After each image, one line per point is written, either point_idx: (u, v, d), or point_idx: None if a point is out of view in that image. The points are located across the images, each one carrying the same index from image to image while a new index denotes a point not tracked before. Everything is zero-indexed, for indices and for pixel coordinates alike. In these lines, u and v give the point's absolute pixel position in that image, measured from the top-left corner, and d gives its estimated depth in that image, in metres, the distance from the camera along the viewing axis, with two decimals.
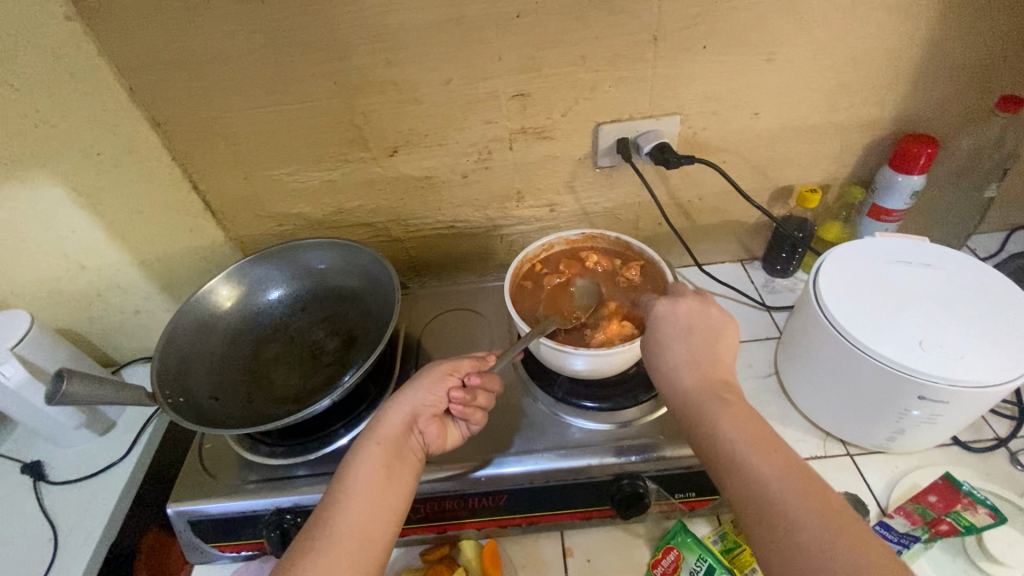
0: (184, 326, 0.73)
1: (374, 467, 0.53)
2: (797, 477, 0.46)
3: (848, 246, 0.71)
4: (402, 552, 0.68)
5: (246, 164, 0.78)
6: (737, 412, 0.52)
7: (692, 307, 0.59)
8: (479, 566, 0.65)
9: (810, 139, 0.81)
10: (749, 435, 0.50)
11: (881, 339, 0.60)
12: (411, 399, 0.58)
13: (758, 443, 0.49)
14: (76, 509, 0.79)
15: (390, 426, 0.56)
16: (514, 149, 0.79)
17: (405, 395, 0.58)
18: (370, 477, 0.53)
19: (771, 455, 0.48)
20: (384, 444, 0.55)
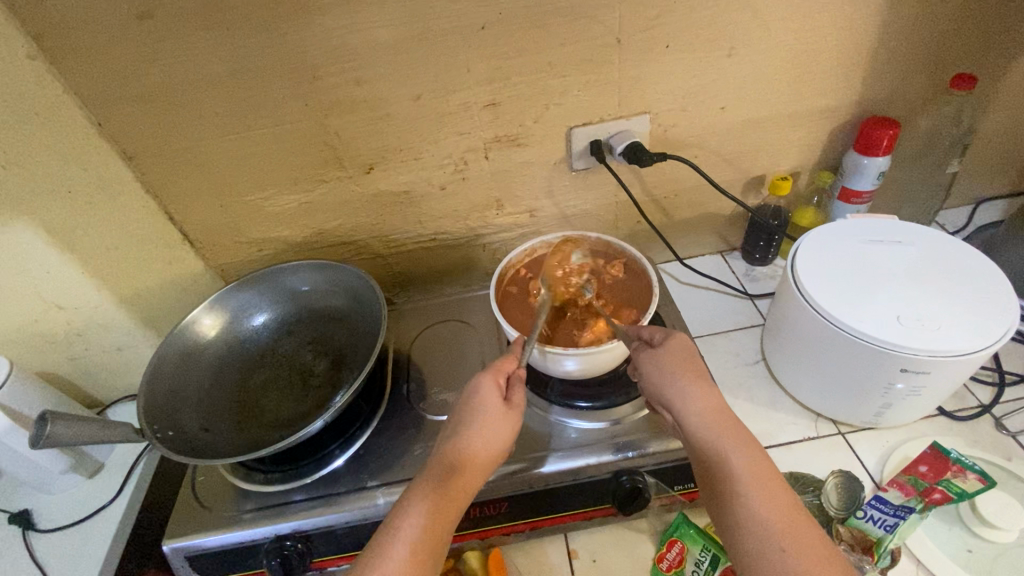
0: (170, 358, 0.72)
1: (436, 532, 0.50)
2: (801, 535, 0.47)
3: (821, 229, 0.73)
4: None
5: (222, 192, 0.78)
6: (742, 446, 0.52)
7: (680, 346, 0.59)
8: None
9: (776, 129, 0.84)
10: (762, 482, 0.50)
11: (860, 316, 0.62)
12: (482, 456, 0.54)
13: (769, 488, 0.49)
14: (69, 554, 0.78)
15: (454, 482, 0.53)
16: (489, 158, 0.80)
17: (473, 445, 0.54)
18: (432, 543, 0.50)
19: (777, 499, 0.49)
20: (448, 505, 0.52)
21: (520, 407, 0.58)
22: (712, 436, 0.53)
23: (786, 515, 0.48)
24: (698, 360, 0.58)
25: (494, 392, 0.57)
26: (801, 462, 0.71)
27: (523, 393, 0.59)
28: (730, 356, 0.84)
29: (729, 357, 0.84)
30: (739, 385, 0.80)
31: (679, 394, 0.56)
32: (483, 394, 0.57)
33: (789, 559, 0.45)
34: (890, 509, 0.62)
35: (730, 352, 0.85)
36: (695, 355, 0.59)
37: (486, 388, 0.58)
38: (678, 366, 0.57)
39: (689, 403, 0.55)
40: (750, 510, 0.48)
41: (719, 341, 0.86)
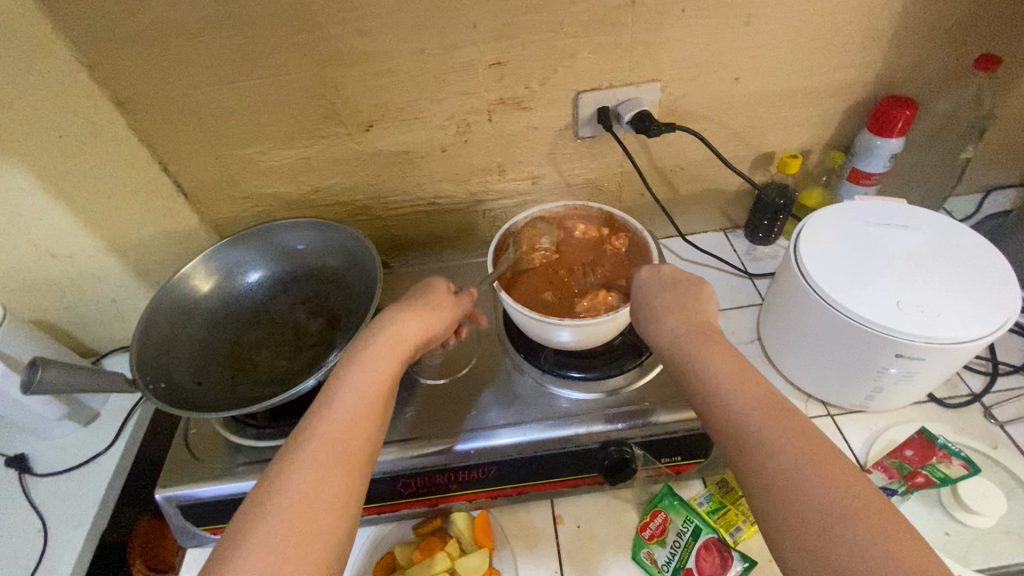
0: (163, 310, 0.71)
1: (384, 371, 0.53)
2: (820, 451, 0.41)
3: (828, 211, 0.71)
4: (393, 526, 0.69)
5: (217, 144, 0.76)
6: (719, 358, 0.50)
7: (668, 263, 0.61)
8: (470, 537, 0.65)
9: (789, 105, 0.81)
10: (745, 389, 0.47)
11: (859, 299, 0.61)
12: (415, 320, 0.58)
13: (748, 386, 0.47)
14: (66, 499, 0.83)
15: (385, 374, 0.53)
16: (493, 120, 0.77)
17: (407, 315, 0.58)
18: (382, 384, 0.52)
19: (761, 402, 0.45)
20: (394, 350, 0.55)
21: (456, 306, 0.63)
22: (696, 356, 0.51)
23: (786, 417, 0.44)
24: (688, 282, 0.59)
25: (440, 287, 0.64)
26: None
27: (466, 301, 0.64)
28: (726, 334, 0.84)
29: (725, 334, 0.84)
30: None
31: (660, 311, 0.57)
32: (432, 287, 0.64)
33: (802, 464, 0.41)
34: None
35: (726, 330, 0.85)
36: (692, 279, 0.59)
37: (434, 283, 0.65)
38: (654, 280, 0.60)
39: (669, 321, 0.55)
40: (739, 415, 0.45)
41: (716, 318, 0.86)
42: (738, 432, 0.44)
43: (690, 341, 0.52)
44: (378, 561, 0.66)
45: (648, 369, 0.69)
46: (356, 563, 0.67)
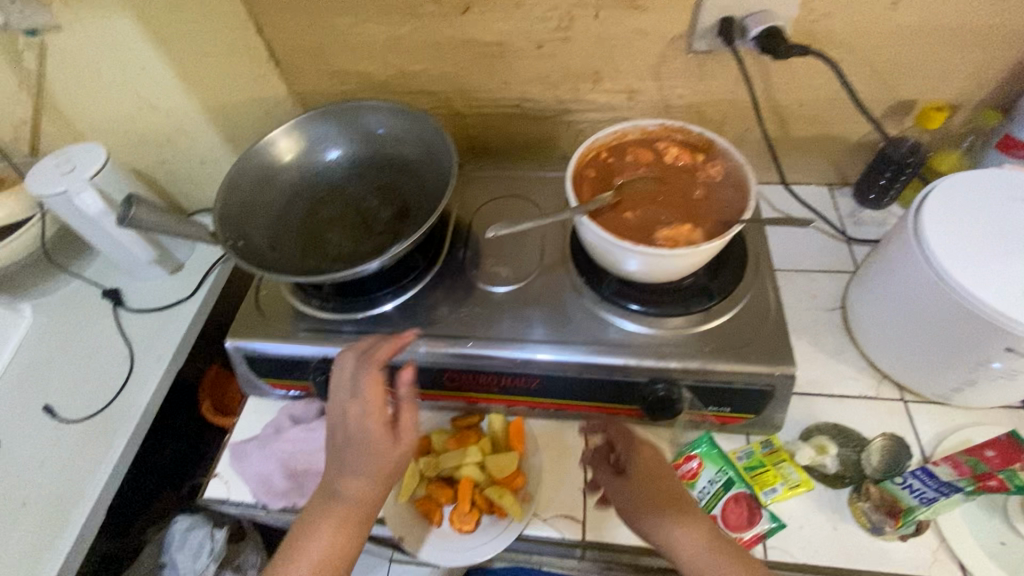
0: (246, 174, 0.73)
1: (340, 549, 0.58)
2: None
3: (968, 178, 0.61)
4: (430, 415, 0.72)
5: (312, 9, 0.74)
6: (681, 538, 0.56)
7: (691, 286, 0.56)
8: (503, 438, 0.68)
9: (953, 43, 0.68)
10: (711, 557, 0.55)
11: (977, 280, 0.54)
12: (370, 459, 0.58)
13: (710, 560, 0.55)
14: (150, 334, 0.93)
15: (341, 543, 0.58)
16: (599, 18, 0.70)
17: (356, 449, 0.59)
18: (339, 559, 0.58)
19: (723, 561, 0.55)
20: (343, 531, 0.58)
21: (406, 404, 0.60)
22: (660, 528, 0.57)
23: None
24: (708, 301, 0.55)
25: (349, 362, 0.62)
26: (848, 416, 0.67)
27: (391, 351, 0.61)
28: (805, 296, 0.78)
29: (804, 297, 0.78)
30: (806, 326, 0.75)
31: (634, 519, 0.59)
32: (357, 377, 0.60)
33: None
34: (932, 483, 0.55)
35: (806, 293, 0.78)
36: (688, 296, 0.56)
37: (348, 363, 0.62)
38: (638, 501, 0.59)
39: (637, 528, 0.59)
40: None
41: (797, 280, 0.80)
42: None
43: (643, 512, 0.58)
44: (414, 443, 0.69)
45: (715, 315, 0.65)
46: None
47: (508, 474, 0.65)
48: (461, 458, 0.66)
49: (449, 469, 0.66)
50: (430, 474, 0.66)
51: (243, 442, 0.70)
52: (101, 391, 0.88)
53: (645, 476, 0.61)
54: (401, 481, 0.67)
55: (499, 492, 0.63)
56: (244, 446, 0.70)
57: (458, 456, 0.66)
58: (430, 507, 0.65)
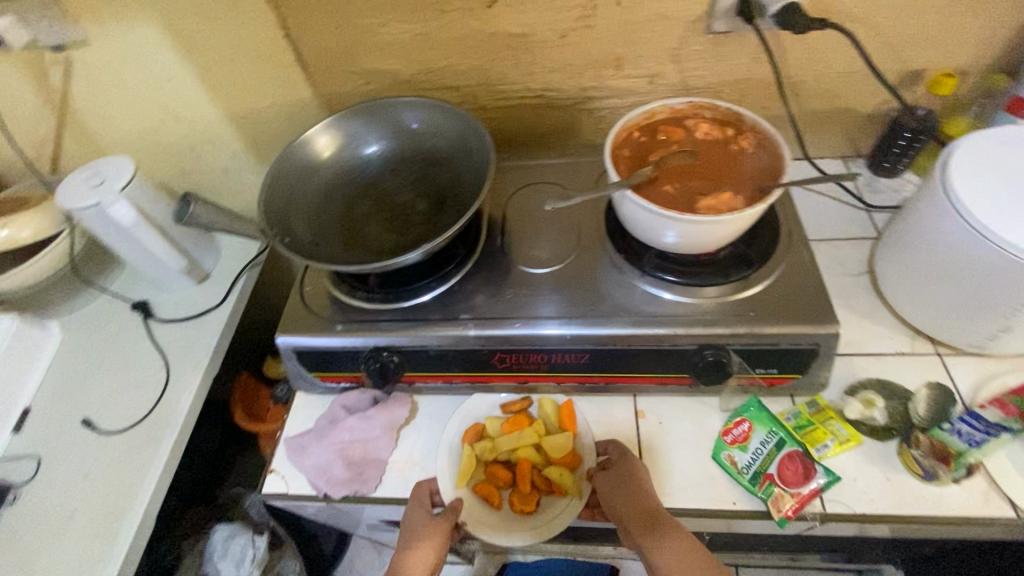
0: (285, 172, 0.75)
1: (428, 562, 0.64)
2: None
3: (987, 136, 0.65)
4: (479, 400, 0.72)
5: (340, 11, 0.76)
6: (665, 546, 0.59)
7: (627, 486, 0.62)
8: (556, 421, 0.69)
9: (959, 11, 0.72)
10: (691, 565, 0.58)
11: (1012, 227, 0.56)
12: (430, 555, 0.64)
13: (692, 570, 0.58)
14: (183, 343, 0.94)
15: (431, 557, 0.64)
16: (622, 5, 0.73)
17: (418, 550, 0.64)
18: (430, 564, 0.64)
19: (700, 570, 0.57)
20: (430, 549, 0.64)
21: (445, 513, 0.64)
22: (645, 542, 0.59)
23: None
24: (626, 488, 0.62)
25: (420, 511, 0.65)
26: (887, 373, 0.69)
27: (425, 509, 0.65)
28: (832, 264, 0.80)
29: (831, 264, 0.80)
30: (837, 291, 0.77)
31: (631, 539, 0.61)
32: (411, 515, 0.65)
33: None
34: (981, 425, 0.59)
35: (833, 260, 0.81)
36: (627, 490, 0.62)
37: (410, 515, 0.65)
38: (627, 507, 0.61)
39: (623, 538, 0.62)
40: None
41: (823, 248, 0.82)
42: None
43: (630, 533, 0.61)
44: (466, 428, 0.70)
45: (755, 281, 0.67)
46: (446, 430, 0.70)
47: (565, 453, 0.66)
48: (518, 439, 0.67)
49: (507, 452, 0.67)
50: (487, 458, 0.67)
51: (298, 436, 0.72)
52: (140, 400, 0.88)
53: (620, 495, 0.62)
54: (456, 466, 0.67)
55: (558, 471, 0.65)
56: (301, 439, 0.71)
57: (515, 438, 0.67)
58: (489, 490, 0.66)
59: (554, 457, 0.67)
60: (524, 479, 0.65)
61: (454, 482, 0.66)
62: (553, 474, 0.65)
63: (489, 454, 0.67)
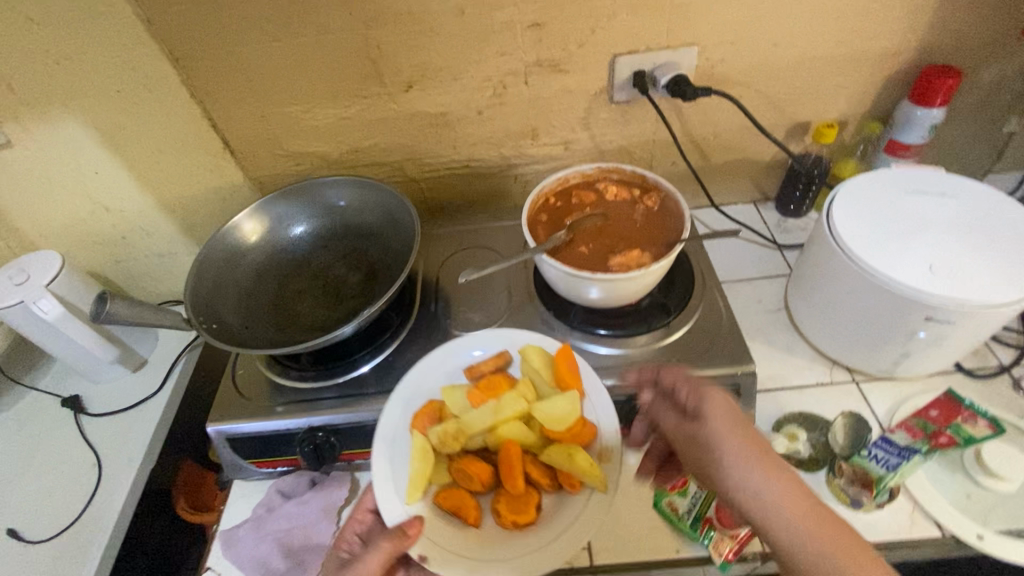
0: (214, 259, 0.75)
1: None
2: (850, 552, 0.46)
3: (863, 178, 0.71)
4: (441, 377, 0.66)
5: (264, 102, 0.80)
6: (751, 461, 0.50)
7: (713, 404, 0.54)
8: (546, 377, 0.62)
9: (827, 72, 0.81)
10: (785, 487, 0.49)
11: (890, 262, 0.62)
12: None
13: (792, 499, 0.48)
14: (116, 436, 0.90)
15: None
16: (529, 83, 0.79)
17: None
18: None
19: (799, 502, 0.48)
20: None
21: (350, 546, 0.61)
22: (729, 459, 0.51)
23: (823, 520, 0.47)
24: (711, 403, 0.54)
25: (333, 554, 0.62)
26: (810, 404, 0.73)
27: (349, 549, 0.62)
28: (752, 302, 0.85)
29: (751, 303, 0.85)
30: (758, 328, 0.82)
31: (729, 460, 0.51)
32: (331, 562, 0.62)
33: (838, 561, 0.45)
34: (894, 449, 0.63)
35: (752, 299, 0.85)
36: (722, 408, 0.54)
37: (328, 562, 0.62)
38: (721, 421, 0.53)
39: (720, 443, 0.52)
40: (755, 492, 0.49)
41: (742, 288, 0.87)
42: (772, 532, 0.48)
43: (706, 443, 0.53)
44: (420, 410, 0.62)
45: (675, 328, 0.71)
46: (388, 420, 0.62)
47: (567, 425, 0.58)
48: (496, 414, 0.59)
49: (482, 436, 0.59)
50: (455, 452, 0.59)
51: (232, 528, 0.69)
52: (69, 504, 0.83)
53: (705, 432, 0.53)
54: (413, 469, 0.58)
55: (563, 453, 0.56)
56: (235, 530, 0.68)
57: (491, 414, 0.59)
58: (460, 502, 0.57)
59: (549, 431, 0.59)
60: (515, 474, 0.56)
61: (409, 493, 0.57)
62: (557, 457, 0.57)
63: (456, 445, 0.59)
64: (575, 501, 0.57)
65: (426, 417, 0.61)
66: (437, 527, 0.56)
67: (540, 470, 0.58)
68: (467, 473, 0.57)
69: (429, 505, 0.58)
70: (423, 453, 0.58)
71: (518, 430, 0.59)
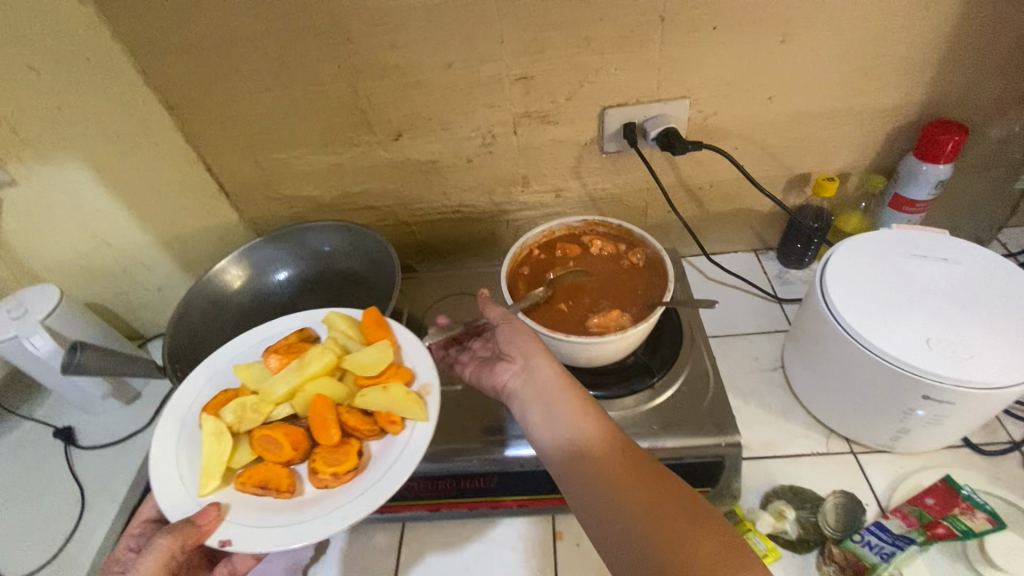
0: (198, 303, 0.76)
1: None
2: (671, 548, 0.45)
3: (861, 239, 0.68)
4: (251, 342, 0.62)
5: (257, 147, 0.81)
6: (565, 456, 0.52)
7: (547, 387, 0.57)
8: (359, 338, 0.59)
9: (828, 126, 0.78)
10: (628, 491, 0.48)
11: (885, 333, 0.58)
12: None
13: (636, 500, 0.48)
14: (102, 472, 0.89)
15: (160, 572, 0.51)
16: (518, 133, 0.78)
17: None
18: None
19: (641, 500, 0.48)
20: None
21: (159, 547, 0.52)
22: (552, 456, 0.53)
23: (652, 516, 0.47)
24: (564, 396, 0.56)
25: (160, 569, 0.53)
26: (804, 477, 0.69)
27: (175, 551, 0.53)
28: (747, 359, 0.82)
29: (747, 360, 0.82)
30: (752, 388, 0.78)
31: (571, 452, 0.52)
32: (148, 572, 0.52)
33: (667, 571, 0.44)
34: (888, 537, 0.60)
35: (747, 355, 0.82)
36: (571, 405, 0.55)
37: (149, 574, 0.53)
38: (566, 410, 0.55)
39: (545, 434, 0.55)
40: (607, 499, 0.49)
41: (738, 343, 0.84)
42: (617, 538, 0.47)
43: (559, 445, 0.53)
44: (217, 395, 0.55)
45: (660, 390, 0.68)
46: (184, 397, 0.56)
47: (379, 370, 0.54)
48: (299, 374, 0.54)
49: (284, 403, 0.53)
50: (256, 425, 0.52)
51: None
52: (49, 542, 0.82)
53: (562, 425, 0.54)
54: (204, 451, 0.51)
55: (378, 398, 0.52)
56: None
57: (292, 375, 0.54)
58: (268, 473, 0.49)
59: (360, 380, 0.55)
60: (326, 426, 0.50)
61: (201, 481, 0.49)
62: (375, 398, 0.52)
63: (258, 417, 0.52)
64: (397, 442, 0.51)
65: (220, 403, 0.54)
66: (245, 509, 0.49)
67: (358, 418, 0.52)
68: (271, 439, 0.50)
69: (232, 489, 0.50)
70: (217, 435, 0.51)
71: (326, 386, 0.53)
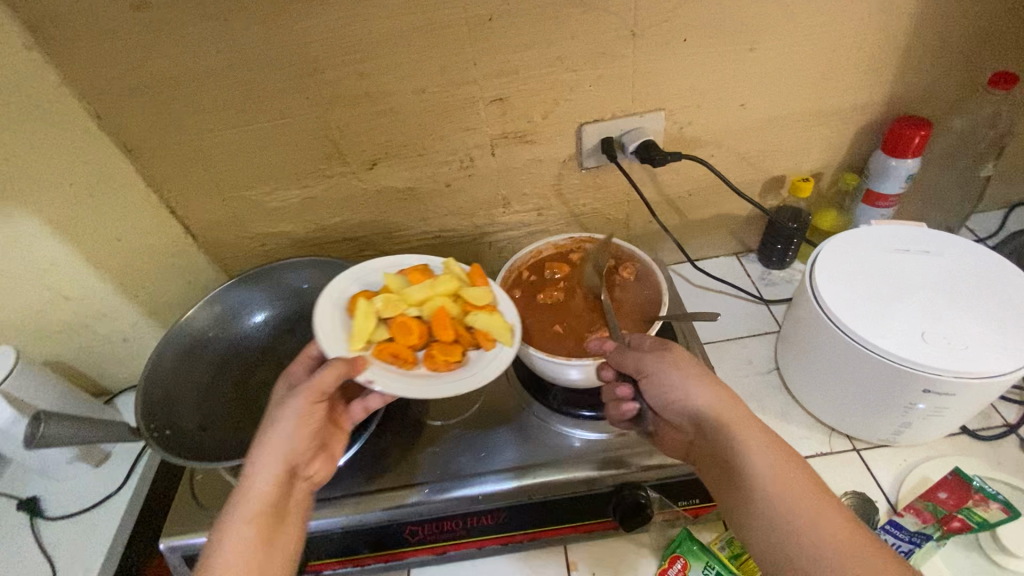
0: (169, 354, 0.71)
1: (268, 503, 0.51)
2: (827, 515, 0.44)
3: (844, 236, 0.69)
4: (382, 262, 0.67)
5: (224, 186, 0.77)
6: (707, 424, 0.51)
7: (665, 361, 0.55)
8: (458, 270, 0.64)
9: (799, 129, 0.80)
10: (780, 461, 0.48)
11: (881, 330, 0.58)
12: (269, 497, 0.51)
13: (790, 475, 0.47)
14: (74, 543, 0.82)
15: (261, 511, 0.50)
16: (496, 154, 0.77)
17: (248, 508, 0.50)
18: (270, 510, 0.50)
19: (788, 470, 0.47)
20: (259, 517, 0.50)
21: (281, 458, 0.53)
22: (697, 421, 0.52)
23: (803, 487, 0.46)
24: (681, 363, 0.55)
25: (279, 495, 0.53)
26: None
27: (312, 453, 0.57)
28: (742, 364, 0.81)
29: (742, 364, 0.81)
30: (752, 393, 0.77)
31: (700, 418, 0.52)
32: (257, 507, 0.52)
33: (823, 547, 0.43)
34: (905, 535, 0.59)
35: (742, 360, 0.82)
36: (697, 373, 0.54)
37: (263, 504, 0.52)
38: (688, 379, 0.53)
39: (694, 391, 0.53)
40: (755, 466, 0.48)
41: (731, 348, 0.83)
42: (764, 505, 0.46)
43: (695, 412, 0.53)
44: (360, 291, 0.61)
45: None
46: (341, 282, 0.62)
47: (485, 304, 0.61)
48: (429, 290, 0.60)
49: (417, 305, 0.59)
50: (394, 316, 0.58)
51: None
52: None
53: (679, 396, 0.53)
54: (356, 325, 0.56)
55: (484, 318, 0.59)
56: None
57: (426, 287, 0.59)
58: (399, 349, 0.56)
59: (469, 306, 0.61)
60: (445, 327, 0.57)
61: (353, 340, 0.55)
62: (479, 317, 0.59)
63: (398, 310, 0.58)
64: (487, 356, 0.58)
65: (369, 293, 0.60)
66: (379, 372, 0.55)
67: (463, 330, 0.59)
68: (406, 326, 0.57)
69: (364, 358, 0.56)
70: (368, 315, 0.57)
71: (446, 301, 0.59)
